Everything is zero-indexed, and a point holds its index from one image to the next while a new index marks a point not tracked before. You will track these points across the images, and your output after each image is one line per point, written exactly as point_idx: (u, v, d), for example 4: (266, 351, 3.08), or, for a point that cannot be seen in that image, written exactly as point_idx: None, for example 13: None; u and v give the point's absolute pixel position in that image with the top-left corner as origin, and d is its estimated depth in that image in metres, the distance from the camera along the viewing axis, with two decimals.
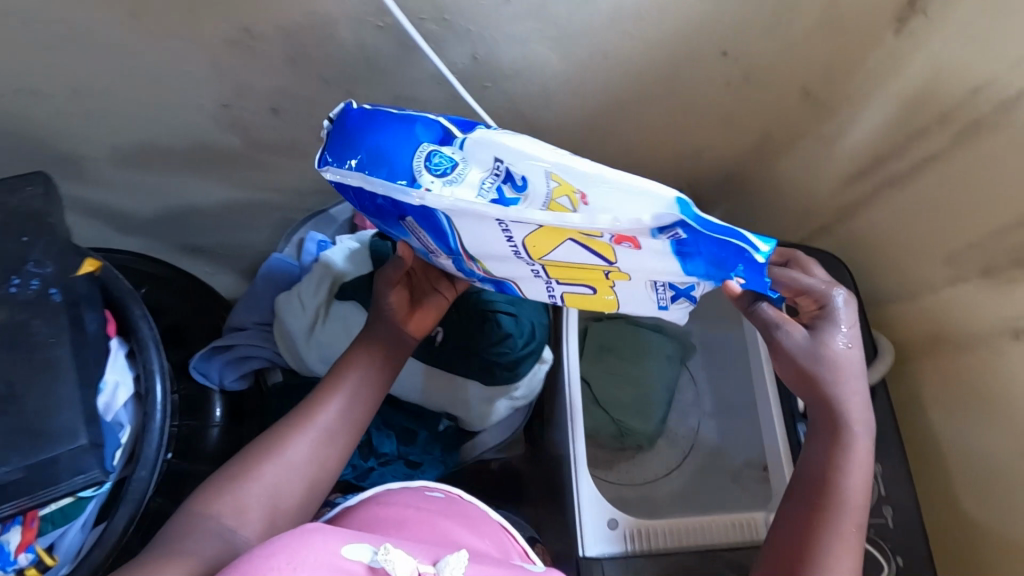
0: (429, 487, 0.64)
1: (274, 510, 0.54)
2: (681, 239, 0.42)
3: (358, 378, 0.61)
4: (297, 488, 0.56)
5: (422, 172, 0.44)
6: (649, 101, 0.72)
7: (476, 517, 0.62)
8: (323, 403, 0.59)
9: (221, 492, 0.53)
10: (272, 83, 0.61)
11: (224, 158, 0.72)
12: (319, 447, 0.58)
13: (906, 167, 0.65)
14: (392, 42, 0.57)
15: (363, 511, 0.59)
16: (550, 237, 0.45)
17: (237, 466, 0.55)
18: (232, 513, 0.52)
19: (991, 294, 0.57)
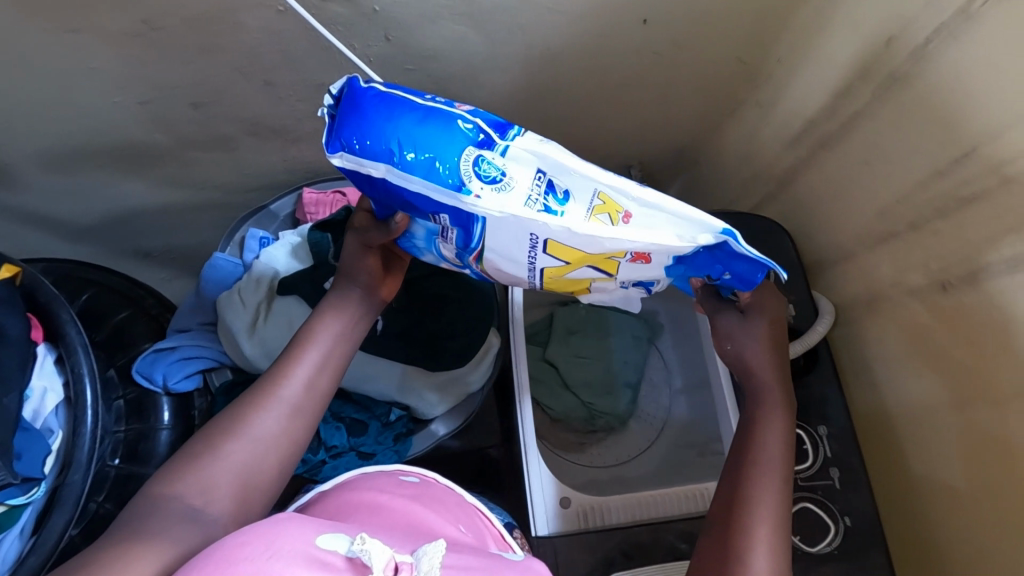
0: (404, 471, 0.59)
1: (244, 487, 0.51)
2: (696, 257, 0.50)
3: (325, 348, 0.59)
4: (268, 464, 0.53)
5: (474, 181, 0.46)
6: (581, 76, 0.70)
7: (453, 505, 0.56)
8: (292, 372, 0.56)
9: (183, 471, 0.50)
10: (188, 77, 0.63)
11: (157, 155, 0.74)
12: (288, 419, 0.55)
13: (836, 127, 0.64)
14: (298, 28, 0.59)
15: (334, 495, 0.54)
16: (578, 256, 0.50)
17: (202, 444, 0.52)
18: (198, 493, 0.49)
19: (915, 246, 0.57)
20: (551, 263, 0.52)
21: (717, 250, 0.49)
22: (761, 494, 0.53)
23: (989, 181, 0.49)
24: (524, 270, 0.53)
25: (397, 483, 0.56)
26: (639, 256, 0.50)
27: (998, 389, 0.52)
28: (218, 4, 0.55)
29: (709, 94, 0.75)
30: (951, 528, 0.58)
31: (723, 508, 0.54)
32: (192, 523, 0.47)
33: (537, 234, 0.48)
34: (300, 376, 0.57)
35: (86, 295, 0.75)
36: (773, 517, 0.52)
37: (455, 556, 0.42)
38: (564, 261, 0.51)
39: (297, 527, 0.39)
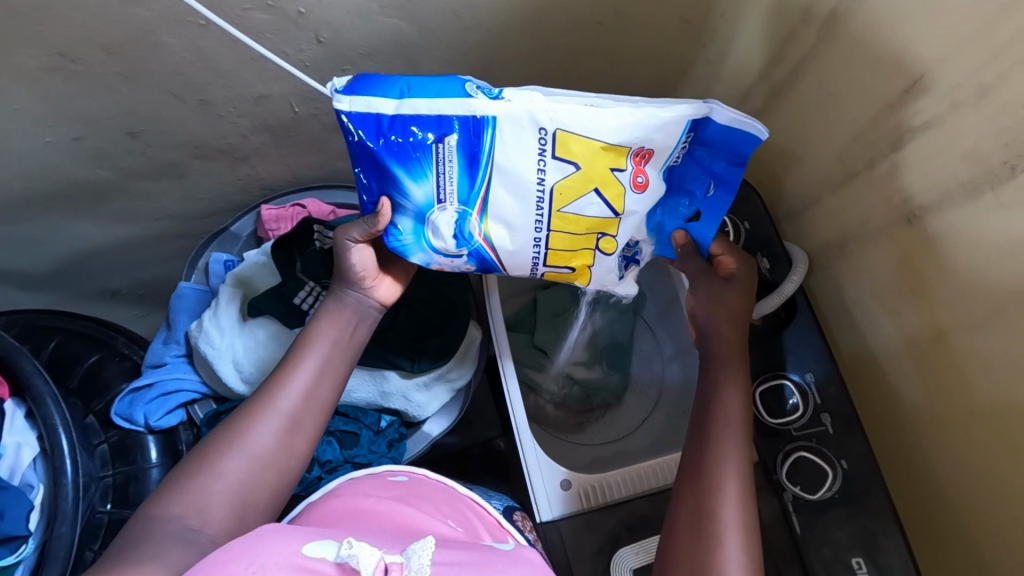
0: (392, 471, 0.59)
1: (242, 504, 0.51)
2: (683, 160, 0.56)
3: (322, 359, 0.58)
4: (268, 479, 0.53)
5: (477, 94, 0.49)
6: (525, 56, 0.69)
7: (440, 501, 0.56)
8: (289, 385, 0.56)
9: (179, 491, 0.49)
10: (120, 106, 0.62)
11: (103, 191, 0.72)
12: (286, 433, 0.54)
13: (786, 75, 0.63)
14: (224, 42, 0.58)
15: (321, 504, 0.54)
16: (586, 157, 0.51)
17: (199, 461, 0.51)
18: (195, 513, 0.49)
19: (876, 182, 0.57)
20: (562, 170, 0.51)
21: (705, 130, 0.53)
22: (724, 454, 0.56)
23: (938, 108, 0.49)
24: (533, 197, 0.52)
25: (382, 485, 0.56)
26: (641, 156, 0.52)
27: (972, 313, 0.52)
28: (136, 27, 0.54)
29: (656, 58, 0.74)
30: (946, 456, 0.58)
31: (695, 453, 0.58)
32: (189, 544, 0.46)
33: (546, 127, 0.49)
34: (297, 389, 0.56)
35: (53, 344, 0.73)
36: (739, 473, 0.56)
37: (446, 551, 0.42)
38: (576, 165, 0.51)
39: (282, 539, 0.39)
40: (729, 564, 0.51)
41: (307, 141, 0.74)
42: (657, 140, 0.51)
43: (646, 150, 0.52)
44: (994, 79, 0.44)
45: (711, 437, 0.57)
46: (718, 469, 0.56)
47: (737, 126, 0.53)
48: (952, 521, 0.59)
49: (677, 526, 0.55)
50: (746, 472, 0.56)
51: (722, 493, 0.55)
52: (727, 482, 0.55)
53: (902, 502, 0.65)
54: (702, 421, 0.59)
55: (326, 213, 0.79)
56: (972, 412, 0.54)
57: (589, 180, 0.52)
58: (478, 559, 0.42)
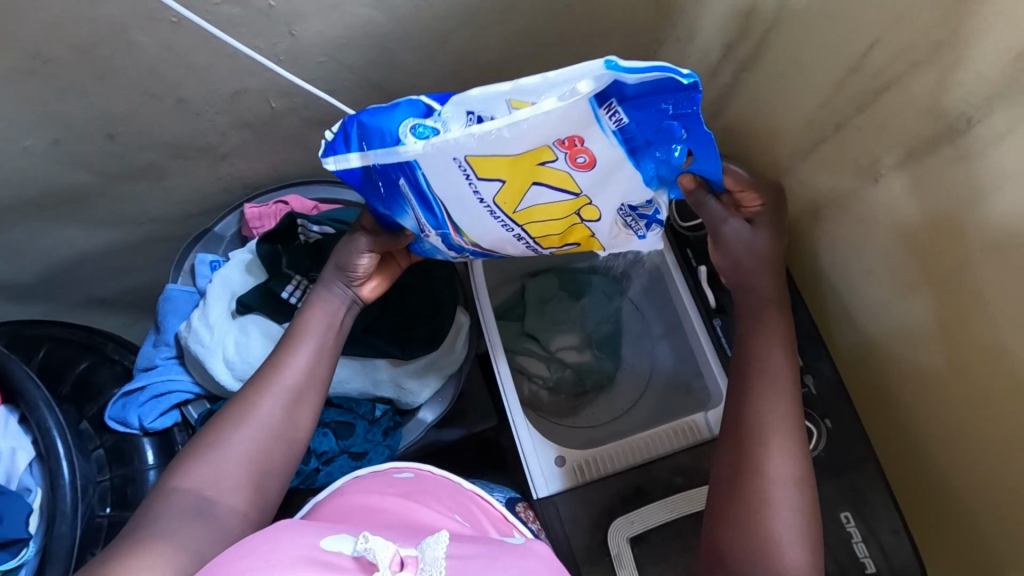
0: (397, 468, 0.59)
1: (255, 475, 0.53)
2: (629, 118, 0.44)
3: (321, 334, 0.59)
4: (279, 450, 0.54)
5: (407, 138, 0.48)
6: (498, 41, 0.70)
7: (444, 495, 0.56)
8: (290, 360, 0.57)
9: (195, 465, 0.51)
10: (97, 108, 0.62)
11: (84, 196, 0.72)
12: (291, 406, 0.55)
13: (752, 47, 0.65)
14: (197, 39, 0.58)
15: (327, 502, 0.55)
16: (510, 169, 0.48)
17: (211, 435, 0.53)
18: (210, 485, 0.51)
19: (844, 145, 0.59)
20: (493, 186, 0.50)
21: (624, 92, 0.42)
22: (764, 404, 0.54)
23: (896, 69, 0.50)
24: (483, 211, 0.52)
25: (388, 482, 0.56)
26: (573, 139, 0.45)
27: (939, 269, 0.54)
28: (108, 26, 0.54)
29: (627, 37, 0.76)
30: (920, 407, 0.61)
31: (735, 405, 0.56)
32: (206, 517, 0.49)
33: (458, 155, 0.47)
34: (299, 363, 0.57)
35: (42, 352, 0.74)
36: (788, 421, 0.54)
37: (459, 545, 0.42)
38: (501, 180, 0.49)
39: (297, 534, 0.39)
40: (772, 521, 0.50)
41: (286, 136, 0.74)
42: (567, 128, 0.44)
43: (568, 134, 0.44)
44: (945, 38, 0.46)
45: (754, 386, 0.55)
46: (764, 436, 0.53)
47: (647, 74, 0.40)
48: (937, 475, 0.61)
49: (721, 482, 0.54)
50: (794, 423, 0.54)
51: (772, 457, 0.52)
52: (767, 433, 0.53)
53: (885, 460, 0.67)
54: (748, 368, 0.57)
55: (308, 208, 0.80)
56: (947, 368, 0.56)
57: (522, 182, 0.49)
58: (489, 549, 0.43)
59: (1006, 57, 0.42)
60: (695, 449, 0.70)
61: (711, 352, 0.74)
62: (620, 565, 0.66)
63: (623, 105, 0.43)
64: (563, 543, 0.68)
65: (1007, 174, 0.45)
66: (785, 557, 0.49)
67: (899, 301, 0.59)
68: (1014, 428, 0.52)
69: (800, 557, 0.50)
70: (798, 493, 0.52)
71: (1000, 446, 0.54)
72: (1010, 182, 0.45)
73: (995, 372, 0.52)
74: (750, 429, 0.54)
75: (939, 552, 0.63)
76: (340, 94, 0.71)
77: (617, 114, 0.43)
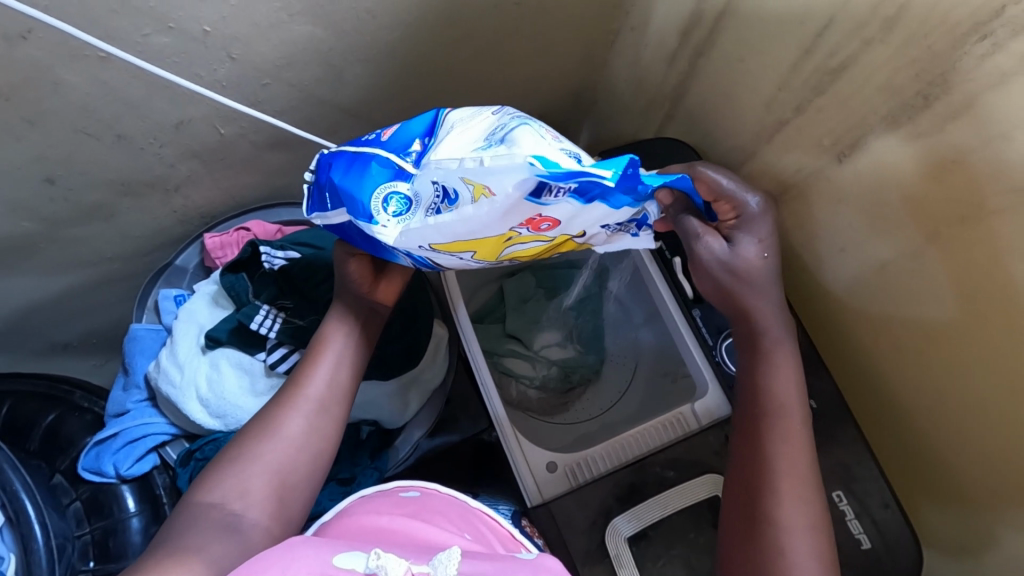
0: (403, 487, 0.56)
1: (281, 487, 0.52)
2: (575, 185, 0.40)
3: (340, 350, 0.59)
4: (303, 460, 0.54)
5: (383, 219, 0.48)
6: (447, 47, 0.68)
7: (454, 514, 0.53)
8: (311, 375, 0.57)
9: (222, 478, 0.51)
10: (31, 152, 0.59)
11: (31, 243, 0.69)
12: (313, 421, 0.55)
13: (705, 33, 0.64)
14: (129, 72, 0.56)
15: (333, 524, 0.51)
16: (476, 243, 0.48)
17: (239, 448, 0.53)
18: (237, 498, 0.50)
19: (805, 127, 0.58)
20: (466, 254, 0.50)
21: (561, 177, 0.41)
22: (778, 446, 0.53)
23: (850, 47, 0.50)
24: (459, 262, 0.54)
25: (395, 502, 0.53)
26: (529, 220, 0.44)
27: (904, 242, 0.54)
28: (30, 67, 0.51)
29: (579, 31, 0.75)
30: (902, 376, 0.61)
31: (745, 418, 0.56)
32: (233, 533, 0.48)
33: (423, 243, 0.47)
34: (319, 377, 0.57)
35: (8, 406, 0.72)
36: (801, 470, 0.52)
37: (471, 562, 0.41)
38: (471, 252, 0.49)
39: (312, 547, 0.39)
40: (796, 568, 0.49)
41: (239, 162, 0.72)
42: (523, 213, 0.43)
43: (522, 217, 0.44)
44: (895, 13, 0.45)
45: (763, 429, 0.54)
46: (779, 424, 0.54)
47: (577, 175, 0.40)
48: (926, 444, 0.61)
49: (732, 525, 0.53)
50: (809, 475, 0.53)
51: (784, 442, 0.53)
52: (779, 477, 0.52)
53: (873, 432, 0.67)
54: (759, 408, 0.55)
55: (272, 233, 0.78)
56: (921, 338, 0.57)
57: (493, 247, 0.49)
58: (501, 569, 0.41)
59: (956, 29, 0.42)
60: (685, 440, 0.70)
61: (692, 340, 0.73)
62: (620, 566, 0.65)
63: (562, 183, 0.40)
64: (562, 549, 0.66)
65: (966, 148, 0.45)
66: None
67: (874, 276, 0.59)
68: (996, 393, 0.52)
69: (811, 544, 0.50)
70: (815, 540, 0.50)
71: (987, 411, 0.54)
72: (968, 155, 0.45)
73: (981, 331, 0.51)
74: (763, 450, 0.53)
75: (934, 522, 0.64)
76: (291, 114, 0.69)
77: (558, 188, 0.41)
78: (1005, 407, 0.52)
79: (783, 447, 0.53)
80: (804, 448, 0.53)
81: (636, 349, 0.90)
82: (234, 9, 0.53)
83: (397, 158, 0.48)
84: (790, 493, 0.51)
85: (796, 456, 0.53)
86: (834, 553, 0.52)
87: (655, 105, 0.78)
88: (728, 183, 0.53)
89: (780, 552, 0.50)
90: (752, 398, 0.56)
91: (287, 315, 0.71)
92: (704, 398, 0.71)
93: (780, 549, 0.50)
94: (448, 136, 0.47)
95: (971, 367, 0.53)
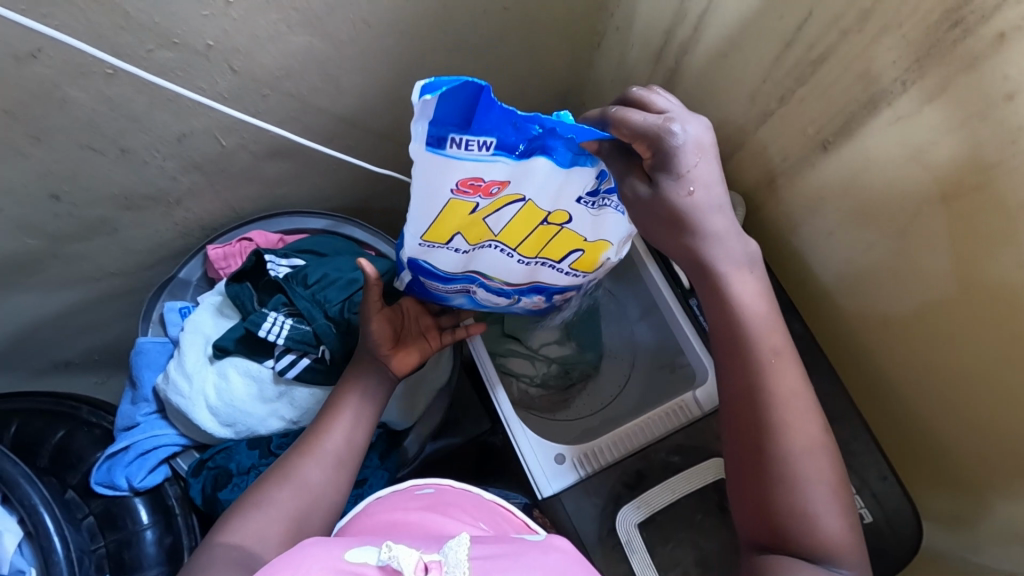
0: (418, 484, 0.57)
1: (295, 536, 0.53)
2: (496, 138, 0.46)
3: (360, 406, 0.61)
4: (318, 513, 0.55)
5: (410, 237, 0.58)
6: (441, 52, 0.69)
7: (468, 507, 0.54)
8: (335, 425, 0.59)
9: (244, 521, 0.52)
10: (36, 168, 0.60)
11: (35, 260, 0.70)
12: (332, 474, 0.57)
13: (689, 31, 0.66)
14: (134, 86, 0.57)
15: (352, 524, 0.52)
16: (453, 222, 0.53)
17: (257, 493, 0.54)
18: (255, 541, 0.51)
19: (789, 117, 0.61)
20: (460, 240, 0.56)
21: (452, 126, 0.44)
22: (771, 379, 0.51)
23: (829, 38, 0.52)
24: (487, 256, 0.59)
25: (411, 499, 0.54)
26: (468, 180, 0.48)
27: (889, 222, 0.56)
28: (37, 85, 0.52)
29: (567, 34, 0.77)
30: (896, 355, 0.63)
31: (727, 357, 0.53)
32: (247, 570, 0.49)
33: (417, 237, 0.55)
34: (340, 433, 0.59)
35: (12, 427, 0.73)
36: (793, 399, 0.51)
37: (482, 547, 0.42)
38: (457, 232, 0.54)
39: (323, 545, 0.39)
40: (808, 497, 0.49)
41: (238, 172, 0.73)
42: (456, 168, 0.47)
43: (461, 176, 0.48)
44: (869, 5, 0.48)
45: (754, 362, 0.52)
46: (755, 344, 0.52)
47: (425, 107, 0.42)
48: (919, 418, 0.64)
49: (734, 470, 0.53)
50: (802, 404, 0.51)
51: (769, 371, 0.51)
52: (775, 413, 0.51)
53: (869, 410, 0.70)
54: (738, 343, 0.52)
55: (273, 242, 0.79)
56: (911, 315, 0.59)
57: (476, 224, 0.54)
58: (513, 554, 0.41)
59: (928, 16, 0.45)
60: (688, 426, 0.72)
61: (689, 329, 0.76)
62: (631, 552, 0.67)
63: (468, 135, 0.45)
64: (574, 538, 0.68)
65: (944, 127, 0.47)
66: (818, 514, 0.49)
67: (861, 257, 0.61)
68: (986, 362, 0.54)
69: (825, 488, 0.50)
70: (819, 463, 0.51)
71: (977, 382, 0.56)
72: (945, 134, 0.48)
73: (970, 310, 0.53)
74: (751, 388, 0.52)
75: (933, 494, 0.66)
76: (291, 124, 0.70)
77: (472, 142, 0.45)
78: (1000, 379, 0.53)
79: (770, 379, 0.51)
80: (789, 374, 0.52)
81: (633, 343, 0.91)
82: (235, 23, 0.55)
83: None
84: (795, 430, 0.51)
85: (784, 382, 0.51)
86: (840, 471, 0.52)
87: None
88: (645, 118, 0.45)
89: (787, 484, 0.50)
90: (729, 333, 0.53)
91: (294, 321, 0.72)
92: (705, 385, 0.73)
93: (784, 479, 0.50)
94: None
95: (965, 344, 0.55)
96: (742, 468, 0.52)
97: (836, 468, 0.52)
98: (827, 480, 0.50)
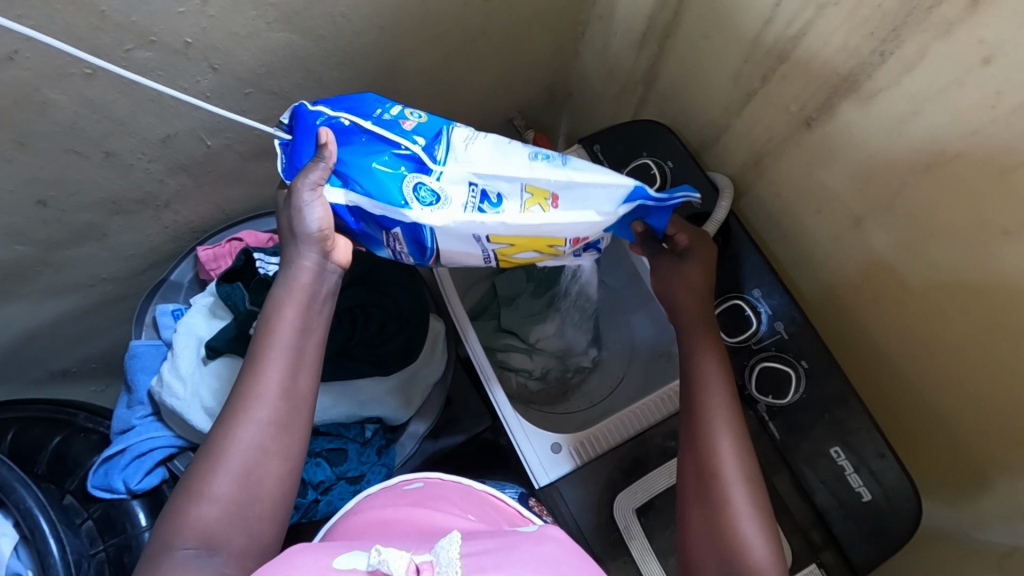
0: (407, 480, 0.57)
1: (242, 517, 0.49)
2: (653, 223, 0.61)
3: (290, 355, 0.54)
4: (267, 485, 0.51)
5: (413, 202, 0.55)
6: (422, 46, 0.70)
7: (458, 499, 0.55)
8: (266, 374, 0.53)
9: (183, 518, 0.48)
10: (22, 174, 0.60)
11: (25, 267, 0.70)
12: (269, 440, 0.52)
13: (670, 14, 0.66)
14: (115, 88, 0.57)
15: (343, 522, 0.52)
16: (519, 241, 0.59)
17: (187, 492, 0.49)
18: (197, 537, 0.47)
19: (772, 96, 0.60)
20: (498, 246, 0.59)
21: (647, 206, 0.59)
22: (717, 432, 0.59)
23: (807, 13, 0.52)
24: (479, 252, 0.60)
25: (398, 494, 0.54)
26: (578, 237, 0.60)
27: (876, 198, 0.56)
28: (17, 89, 0.53)
29: (550, 24, 0.77)
30: (889, 328, 0.62)
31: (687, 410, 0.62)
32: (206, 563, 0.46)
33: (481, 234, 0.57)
34: (267, 393, 0.52)
35: (10, 434, 0.74)
36: (736, 450, 0.59)
37: (471, 542, 0.42)
38: (505, 244, 0.59)
39: (310, 555, 0.38)
40: (745, 539, 0.54)
41: (226, 173, 0.73)
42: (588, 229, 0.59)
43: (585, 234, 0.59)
44: None
45: (704, 415, 0.60)
46: (706, 402, 0.61)
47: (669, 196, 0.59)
48: (914, 394, 0.63)
49: (688, 505, 0.58)
50: (745, 459, 0.59)
51: (716, 424, 0.60)
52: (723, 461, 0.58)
53: (861, 385, 0.69)
54: (693, 396, 0.62)
55: (263, 241, 0.79)
56: (904, 287, 0.58)
57: (525, 246, 0.59)
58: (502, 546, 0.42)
59: None
60: None
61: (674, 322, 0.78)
62: (630, 539, 0.67)
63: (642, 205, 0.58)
64: (573, 526, 0.67)
65: (924, 97, 0.47)
66: (753, 557, 0.54)
67: (850, 232, 0.61)
68: (977, 332, 0.54)
69: (760, 532, 0.55)
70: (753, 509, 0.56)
71: (969, 353, 0.55)
72: (926, 104, 0.47)
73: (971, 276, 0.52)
74: (703, 437, 0.59)
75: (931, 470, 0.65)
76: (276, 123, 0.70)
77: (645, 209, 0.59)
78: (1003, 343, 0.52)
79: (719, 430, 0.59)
80: (736, 430, 0.60)
81: (631, 334, 0.91)
82: (213, 20, 0.55)
83: (415, 150, 0.56)
84: (736, 479, 0.57)
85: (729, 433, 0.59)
86: (773, 520, 0.57)
87: (628, 90, 0.80)
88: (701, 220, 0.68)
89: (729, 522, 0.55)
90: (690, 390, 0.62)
91: None
92: None
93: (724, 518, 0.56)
94: (473, 146, 0.57)
95: (965, 311, 0.54)
96: (701, 506, 0.57)
97: (770, 518, 0.56)
98: (756, 522, 0.55)
